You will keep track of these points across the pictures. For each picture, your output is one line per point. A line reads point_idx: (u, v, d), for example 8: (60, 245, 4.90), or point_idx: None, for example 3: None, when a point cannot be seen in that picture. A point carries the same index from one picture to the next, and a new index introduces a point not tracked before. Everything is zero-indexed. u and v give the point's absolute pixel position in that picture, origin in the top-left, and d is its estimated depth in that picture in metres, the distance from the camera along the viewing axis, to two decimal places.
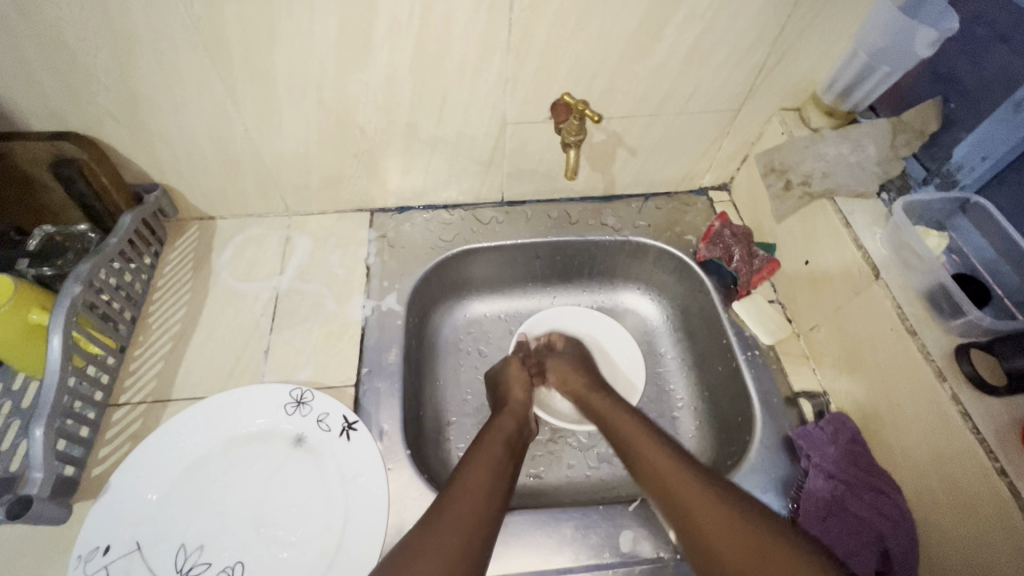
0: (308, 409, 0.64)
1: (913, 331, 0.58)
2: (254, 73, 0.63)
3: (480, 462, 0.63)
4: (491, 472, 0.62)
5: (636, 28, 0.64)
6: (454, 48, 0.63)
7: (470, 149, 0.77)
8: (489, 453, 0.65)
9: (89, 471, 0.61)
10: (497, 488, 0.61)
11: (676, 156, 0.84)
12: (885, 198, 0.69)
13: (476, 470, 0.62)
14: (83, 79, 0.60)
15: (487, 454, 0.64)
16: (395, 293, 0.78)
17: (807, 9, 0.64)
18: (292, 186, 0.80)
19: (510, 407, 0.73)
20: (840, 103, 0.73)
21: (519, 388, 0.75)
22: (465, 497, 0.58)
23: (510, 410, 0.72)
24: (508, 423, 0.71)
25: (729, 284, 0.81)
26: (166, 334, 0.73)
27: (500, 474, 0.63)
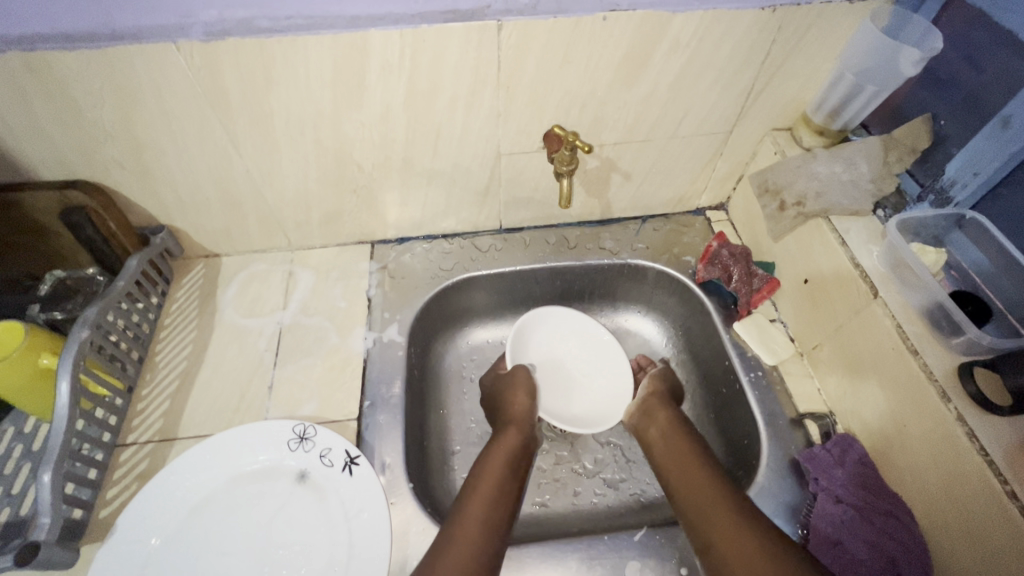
0: (311, 444, 0.65)
1: (915, 350, 0.57)
2: (254, 118, 0.65)
3: (485, 485, 0.62)
4: (495, 494, 0.62)
5: (623, 58, 0.65)
6: (445, 86, 0.65)
7: (466, 180, 0.79)
8: (494, 472, 0.64)
9: (97, 513, 0.62)
10: (499, 510, 0.61)
11: (671, 178, 0.85)
12: (881, 214, 0.69)
13: (481, 493, 0.61)
14: (91, 130, 0.63)
15: (491, 475, 0.64)
16: (396, 324, 0.79)
17: (791, 32, 0.65)
18: (294, 222, 0.81)
19: (513, 423, 0.72)
20: (829, 123, 0.75)
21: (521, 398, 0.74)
22: (467, 522, 0.58)
23: (516, 424, 0.71)
24: (513, 439, 0.69)
25: (729, 304, 0.81)
26: (173, 373, 0.74)
27: (505, 495, 0.63)
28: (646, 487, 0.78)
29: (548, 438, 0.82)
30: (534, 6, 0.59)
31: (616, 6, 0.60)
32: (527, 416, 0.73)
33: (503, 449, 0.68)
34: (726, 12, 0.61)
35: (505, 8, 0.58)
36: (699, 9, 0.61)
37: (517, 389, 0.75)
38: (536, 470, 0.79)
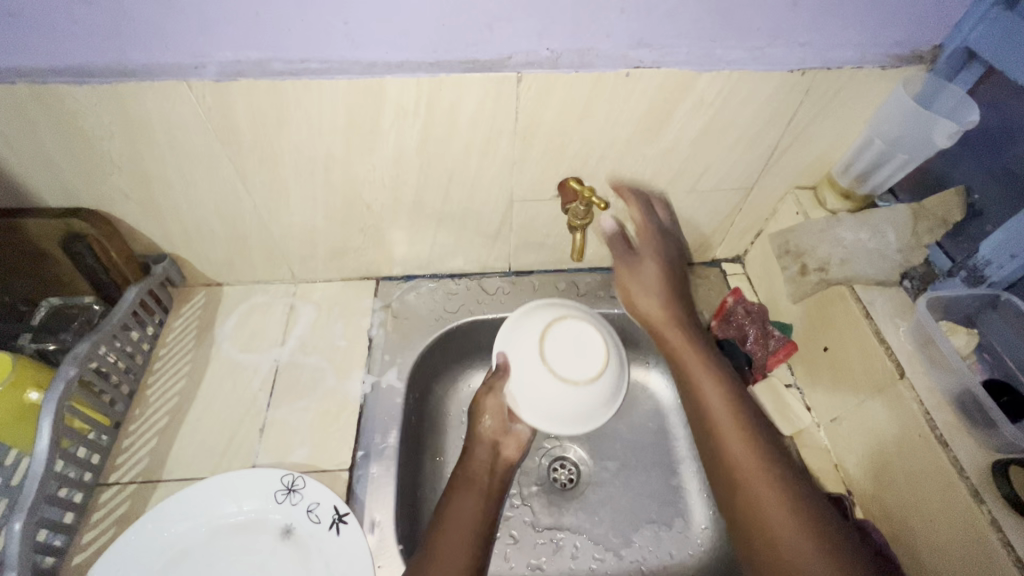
0: (299, 497, 0.62)
1: (944, 442, 0.54)
2: (263, 156, 0.64)
3: (450, 540, 0.59)
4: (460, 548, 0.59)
5: (645, 113, 0.63)
6: (460, 132, 0.63)
7: (476, 223, 0.77)
8: (460, 530, 0.61)
9: (71, 559, 0.59)
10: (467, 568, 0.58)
11: (688, 230, 0.83)
12: (908, 285, 0.66)
13: (448, 553, 0.58)
14: (96, 161, 0.62)
15: (454, 532, 0.60)
16: (395, 367, 0.76)
17: (819, 95, 0.63)
18: (299, 256, 0.79)
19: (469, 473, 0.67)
20: (857, 186, 0.72)
21: (482, 446, 0.70)
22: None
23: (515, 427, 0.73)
24: (472, 498, 0.65)
25: (742, 364, 0.79)
26: (163, 408, 0.72)
27: (472, 551, 0.60)
28: (648, 554, 0.74)
29: (547, 493, 0.78)
30: (555, 59, 0.57)
31: (640, 62, 0.58)
32: (491, 445, 0.70)
33: (469, 499, 0.64)
34: (752, 73, 0.59)
35: (526, 60, 0.57)
36: (725, 69, 0.59)
37: (482, 413, 0.71)
38: (533, 529, 0.75)
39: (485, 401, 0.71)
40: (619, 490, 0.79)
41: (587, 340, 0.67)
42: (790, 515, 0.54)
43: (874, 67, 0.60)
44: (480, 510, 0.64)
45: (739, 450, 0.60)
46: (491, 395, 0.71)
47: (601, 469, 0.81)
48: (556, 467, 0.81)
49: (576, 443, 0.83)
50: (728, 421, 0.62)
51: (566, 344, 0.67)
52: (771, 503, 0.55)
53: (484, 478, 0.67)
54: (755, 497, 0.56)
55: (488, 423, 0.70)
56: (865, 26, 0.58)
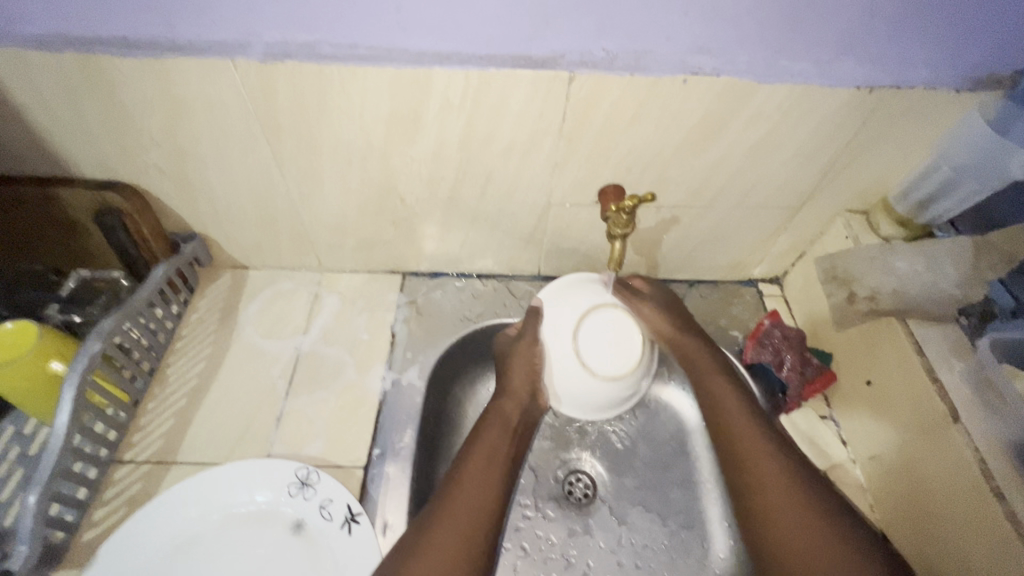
0: (312, 492, 0.60)
1: (1001, 494, 0.50)
2: (300, 140, 0.62)
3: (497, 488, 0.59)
4: (483, 490, 0.58)
5: (698, 123, 0.60)
6: (503, 130, 0.61)
7: (511, 224, 0.75)
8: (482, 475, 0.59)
9: (81, 536, 0.59)
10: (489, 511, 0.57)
11: (728, 247, 0.80)
12: (964, 322, 0.62)
13: (468, 491, 0.58)
14: (135, 136, 0.61)
15: (472, 474, 0.59)
16: (417, 366, 0.75)
17: (884, 115, 0.60)
18: (328, 245, 0.78)
19: (498, 413, 0.66)
20: (914, 215, 0.69)
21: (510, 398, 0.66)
22: (451, 530, 0.54)
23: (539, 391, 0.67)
24: (499, 439, 0.64)
25: (776, 392, 0.73)
26: (182, 389, 0.71)
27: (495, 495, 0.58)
28: None
29: (561, 507, 0.76)
30: (610, 60, 0.55)
31: (700, 69, 0.55)
32: (528, 396, 0.67)
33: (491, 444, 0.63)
34: (817, 88, 0.56)
35: (580, 60, 0.55)
36: (789, 82, 0.56)
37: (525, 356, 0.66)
38: (544, 544, 0.73)
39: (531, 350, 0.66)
40: (637, 511, 0.76)
41: (621, 335, 0.63)
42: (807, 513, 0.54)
43: (947, 89, 0.57)
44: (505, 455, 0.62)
45: (772, 466, 0.58)
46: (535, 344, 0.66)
47: (619, 486, 0.78)
48: (572, 480, 0.79)
49: (594, 458, 0.80)
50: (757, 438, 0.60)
51: (596, 336, 0.62)
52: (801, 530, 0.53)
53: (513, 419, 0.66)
54: (773, 494, 0.56)
55: (520, 368, 0.66)
56: (943, 45, 0.54)
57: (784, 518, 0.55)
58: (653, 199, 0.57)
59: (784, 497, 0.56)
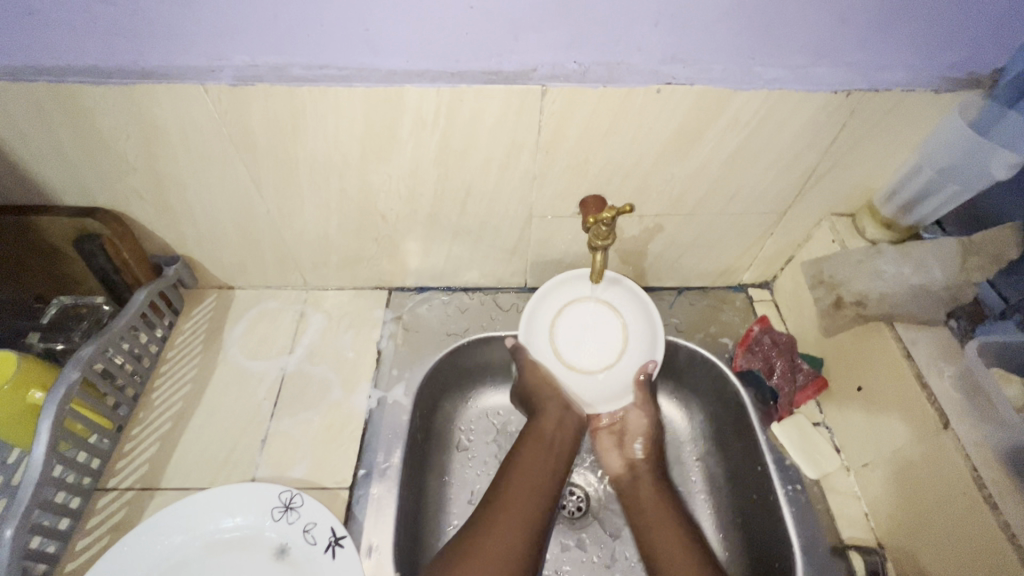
0: (296, 516, 0.59)
1: (994, 503, 0.49)
2: (278, 162, 0.62)
3: None
4: (527, 503, 0.64)
5: (675, 131, 0.60)
6: (480, 145, 0.61)
7: (494, 237, 0.74)
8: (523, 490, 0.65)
9: (63, 567, 0.58)
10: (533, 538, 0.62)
11: (715, 254, 0.79)
12: (954, 325, 0.62)
13: (517, 498, 0.64)
14: (111, 162, 0.61)
15: (517, 501, 0.64)
16: (403, 383, 0.74)
17: (863, 117, 0.59)
18: (312, 264, 0.78)
19: (535, 431, 0.70)
20: (900, 217, 0.68)
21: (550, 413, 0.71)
22: (500, 531, 0.61)
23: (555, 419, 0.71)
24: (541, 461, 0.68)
25: (768, 400, 0.73)
26: (166, 413, 0.71)
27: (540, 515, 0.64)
28: None
29: (553, 522, 0.75)
30: (582, 72, 0.54)
31: (673, 78, 0.55)
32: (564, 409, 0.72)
33: (530, 465, 0.67)
34: (794, 93, 0.56)
35: (552, 73, 0.54)
36: (765, 88, 0.55)
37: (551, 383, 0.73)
38: None
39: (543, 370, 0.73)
40: (631, 523, 0.75)
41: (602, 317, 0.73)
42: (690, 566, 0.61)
43: (927, 90, 0.56)
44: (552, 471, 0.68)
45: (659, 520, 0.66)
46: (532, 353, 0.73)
47: (612, 499, 0.77)
48: (564, 494, 0.77)
49: (586, 470, 0.79)
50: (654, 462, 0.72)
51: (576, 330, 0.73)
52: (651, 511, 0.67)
53: (557, 444, 0.70)
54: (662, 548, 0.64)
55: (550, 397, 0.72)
56: (918, 47, 0.54)
57: (654, 535, 0.65)
58: (632, 211, 0.57)
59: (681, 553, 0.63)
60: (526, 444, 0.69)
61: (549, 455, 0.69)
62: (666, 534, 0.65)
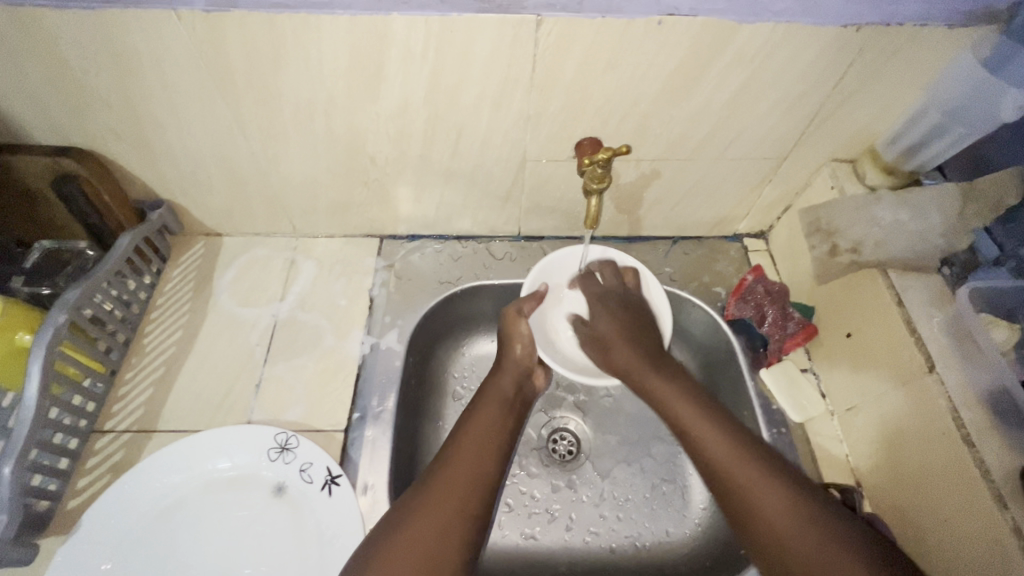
0: (292, 457, 0.61)
1: (971, 442, 0.50)
2: (260, 98, 0.59)
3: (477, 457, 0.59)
4: (476, 461, 0.58)
5: (674, 70, 0.57)
6: (471, 81, 0.58)
7: (487, 182, 0.72)
8: (479, 436, 0.60)
9: (65, 504, 0.60)
10: (479, 499, 0.56)
11: (711, 202, 0.78)
12: (947, 272, 0.62)
13: (466, 454, 0.58)
14: (84, 98, 0.58)
15: (468, 451, 0.59)
16: (396, 330, 0.74)
17: (872, 56, 0.56)
18: (300, 209, 0.76)
19: (495, 388, 0.66)
20: (902, 162, 0.67)
21: (514, 363, 0.68)
22: (444, 492, 0.55)
23: (509, 368, 0.68)
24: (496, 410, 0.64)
25: (757, 347, 0.74)
26: (159, 358, 0.71)
27: (493, 463, 0.59)
28: (643, 532, 0.73)
29: (545, 463, 0.77)
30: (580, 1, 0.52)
31: (675, 9, 0.52)
32: (525, 369, 0.69)
33: (486, 422, 0.62)
34: (801, 26, 0.53)
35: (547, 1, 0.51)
36: (771, 21, 0.53)
37: (513, 339, 0.69)
38: (528, 498, 0.74)
39: (518, 327, 0.69)
40: (622, 466, 0.77)
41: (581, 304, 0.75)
42: (771, 489, 0.52)
43: (940, 25, 0.53)
44: (504, 423, 0.64)
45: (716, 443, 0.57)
46: (523, 320, 0.69)
47: (603, 443, 0.79)
48: (556, 438, 0.79)
49: (579, 416, 0.81)
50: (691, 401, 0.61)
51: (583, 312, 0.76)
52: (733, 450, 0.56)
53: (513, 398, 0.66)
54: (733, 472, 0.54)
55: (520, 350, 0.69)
56: None
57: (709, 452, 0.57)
58: (628, 152, 0.55)
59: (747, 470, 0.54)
60: (483, 399, 0.65)
61: (508, 411, 0.65)
62: (745, 468, 0.54)
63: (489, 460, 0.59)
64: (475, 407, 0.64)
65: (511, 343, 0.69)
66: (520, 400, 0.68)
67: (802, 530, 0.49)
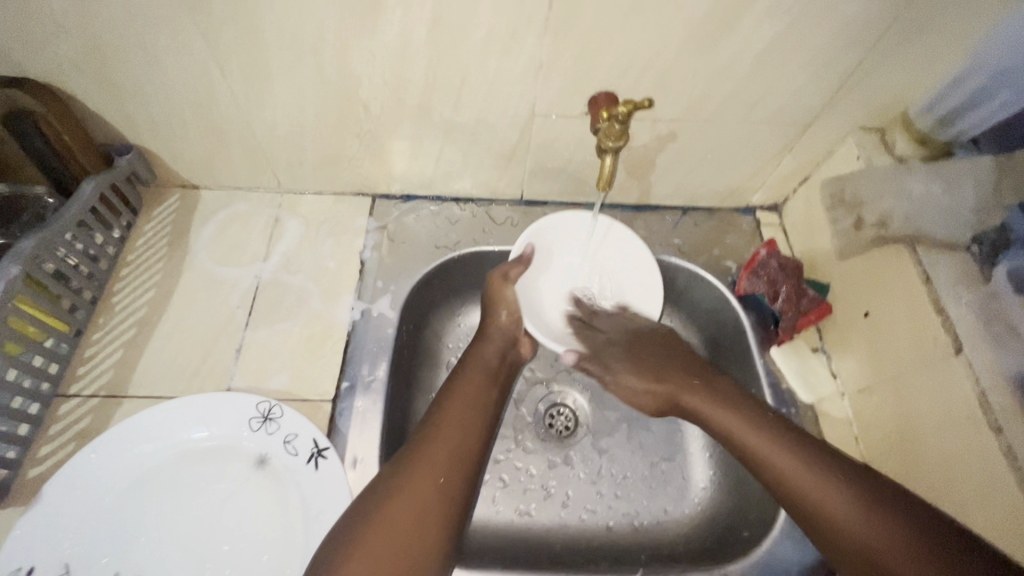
0: (275, 427, 0.56)
1: (998, 427, 0.48)
2: (240, 29, 0.52)
3: (455, 427, 0.55)
4: (459, 435, 0.54)
5: (704, 17, 0.52)
6: (479, 19, 0.52)
7: (490, 139, 0.67)
8: (459, 408, 0.56)
9: (26, 473, 0.55)
10: (458, 473, 0.52)
11: (728, 170, 0.73)
12: (976, 251, 0.57)
13: (448, 424, 0.55)
14: (36, 20, 0.51)
15: (451, 421, 0.55)
16: (389, 296, 0.69)
17: (920, 8, 0.52)
18: (285, 162, 0.70)
19: (478, 356, 0.62)
20: (936, 131, 0.63)
21: (499, 331, 0.64)
22: (423, 466, 0.51)
23: (494, 337, 0.64)
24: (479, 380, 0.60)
25: (768, 324, 0.71)
26: (129, 319, 0.65)
27: (477, 435, 0.56)
28: (641, 510, 0.70)
29: (542, 439, 0.74)
30: None
31: None
32: (507, 340, 0.65)
33: (470, 392, 0.59)
34: None
35: None
36: None
37: (498, 305, 0.65)
38: (523, 475, 0.72)
39: (505, 293, 0.65)
40: (620, 443, 0.74)
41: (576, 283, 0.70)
42: (807, 472, 0.50)
43: None
44: (487, 391, 0.60)
45: (740, 426, 0.55)
46: (509, 285, 0.64)
47: (602, 419, 0.76)
48: (553, 413, 0.76)
49: (577, 391, 0.78)
50: (779, 452, 0.51)
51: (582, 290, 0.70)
52: (845, 513, 0.47)
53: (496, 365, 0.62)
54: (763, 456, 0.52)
55: (503, 317, 0.65)
56: None
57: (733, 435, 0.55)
58: (650, 105, 0.51)
59: (780, 452, 0.51)
60: (466, 368, 0.61)
61: (492, 381, 0.61)
62: (772, 449, 0.52)
63: (473, 433, 0.55)
64: (459, 376, 0.60)
65: (494, 309, 0.65)
66: (505, 368, 0.64)
67: (851, 509, 0.47)
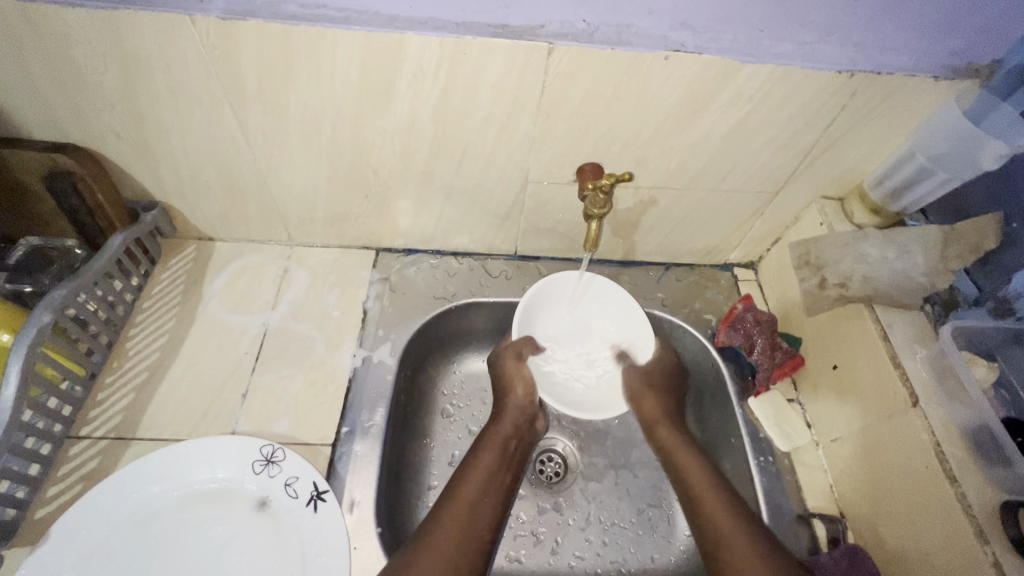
0: (277, 470, 0.59)
1: (953, 477, 0.52)
2: (267, 106, 0.59)
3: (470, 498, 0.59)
4: (468, 523, 0.58)
5: (677, 104, 0.59)
6: (480, 102, 0.59)
7: (487, 201, 0.73)
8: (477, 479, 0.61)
9: (32, 514, 0.57)
10: (473, 545, 0.56)
11: (705, 230, 0.79)
12: (930, 310, 0.64)
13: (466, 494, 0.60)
14: (86, 96, 0.57)
15: (469, 492, 0.60)
16: (389, 344, 0.73)
17: (864, 100, 0.59)
18: (297, 218, 0.76)
19: (494, 437, 0.66)
20: (887, 203, 0.69)
21: (514, 406, 0.68)
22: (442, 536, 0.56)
23: (509, 414, 0.68)
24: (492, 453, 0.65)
25: (746, 375, 0.75)
26: (143, 362, 0.69)
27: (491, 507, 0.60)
28: (628, 556, 0.72)
29: (532, 484, 0.76)
30: (591, 33, 0.53)
31: (681, 46, 0.54)
32: (525, 418, 0.69)
33: (482, 479, 0.62)
34: (799, 70, 0.55)
35: (559, 31, 0.53)
36: (772, 63, 0.55)
37: (513, 382, 0.69)
38: (514, 520, 0.74)
39: (520, 371, 0.69)
40: (608, 490, 0.76)
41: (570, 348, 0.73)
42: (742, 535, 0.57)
43: (928, 76, 0.56)
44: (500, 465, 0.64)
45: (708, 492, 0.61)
46: (524, 364, 0.69)
47: (590, 465, 0.78)
48: (544, 459, 0.79)
49: (566, 438, 0.81)
50: (730, 522, 0.58)
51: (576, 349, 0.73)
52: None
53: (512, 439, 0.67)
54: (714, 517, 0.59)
55: (517, 393, 0.69)
56: (923, 32, 0.54)
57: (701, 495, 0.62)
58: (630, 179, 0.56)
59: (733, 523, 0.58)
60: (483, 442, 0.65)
61: (505, 467, 0.65)
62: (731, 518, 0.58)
63: (487, 505, 0.60)
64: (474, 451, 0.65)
65: (511, 385, 0.69)
66: (519, 446, 0.68)
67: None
